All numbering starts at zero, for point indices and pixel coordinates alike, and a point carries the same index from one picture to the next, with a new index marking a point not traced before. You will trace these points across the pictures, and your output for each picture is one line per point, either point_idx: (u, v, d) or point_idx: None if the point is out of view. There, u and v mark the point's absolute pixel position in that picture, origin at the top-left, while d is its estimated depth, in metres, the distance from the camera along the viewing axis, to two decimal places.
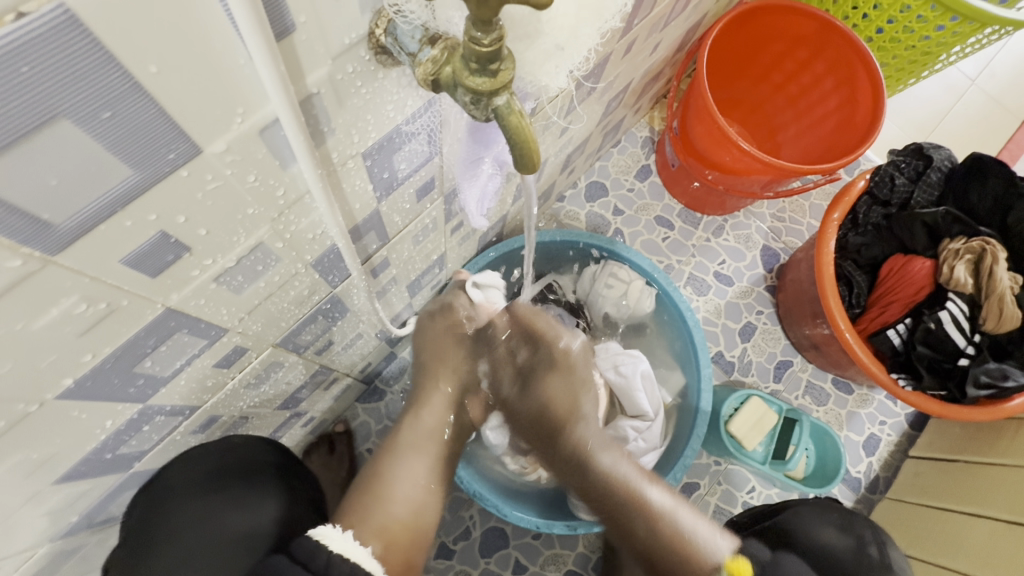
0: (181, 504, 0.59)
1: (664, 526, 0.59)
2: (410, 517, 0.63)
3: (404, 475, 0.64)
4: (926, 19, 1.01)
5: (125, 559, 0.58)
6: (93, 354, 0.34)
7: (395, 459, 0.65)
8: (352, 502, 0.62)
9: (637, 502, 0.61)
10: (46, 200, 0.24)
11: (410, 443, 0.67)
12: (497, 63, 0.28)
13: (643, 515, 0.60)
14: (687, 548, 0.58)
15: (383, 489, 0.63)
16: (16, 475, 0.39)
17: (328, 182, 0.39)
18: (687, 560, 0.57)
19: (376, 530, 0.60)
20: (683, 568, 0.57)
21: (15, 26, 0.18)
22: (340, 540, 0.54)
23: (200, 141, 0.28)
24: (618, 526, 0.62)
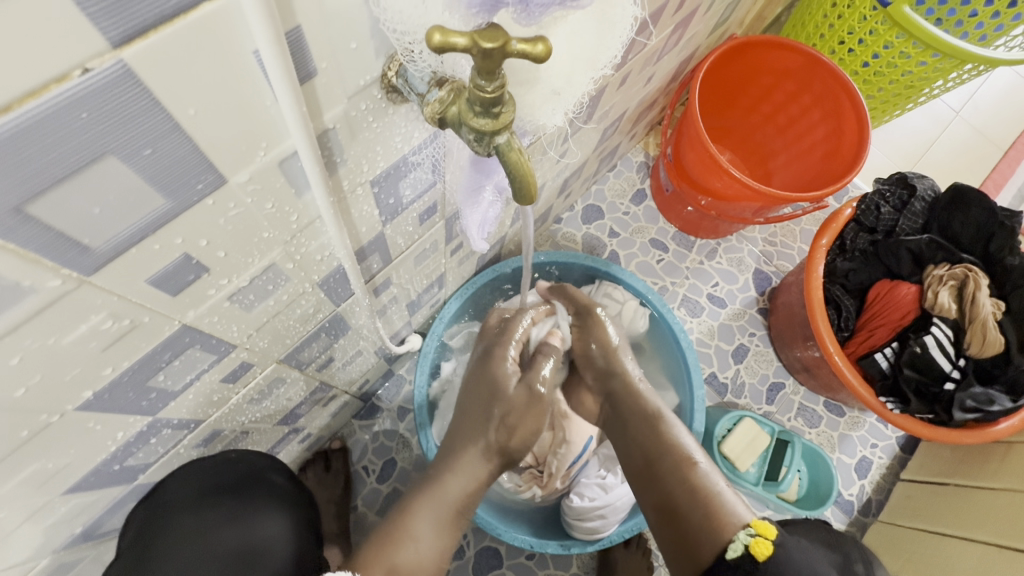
0: (180, 518, 0.59)
1: (701, 479, 0.61)
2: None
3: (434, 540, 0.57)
4: (908, 55, 1.06)
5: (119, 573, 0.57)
6: (113, 367, 0.36)
7: (424, 521, 0.58)
8: (372, 552, 0.56)
9: (680, 450, 0.63)
10: (86, 226, 0.26)
11: (439, 509, 0.59)
12: (499, 106, 0.31)
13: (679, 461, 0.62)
14: (713, 502, 0.59)
15: (407, 552, 0.56)
16: (28, 486, 0.40)
17: (338, 207, 0.42)
18: (713, 514, 0.58)
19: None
20: (707, 522, 0.58)
21: (80, 79, 0.21)
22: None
23: (226, 172, 0.30)
24: (648, 467, 0.64)
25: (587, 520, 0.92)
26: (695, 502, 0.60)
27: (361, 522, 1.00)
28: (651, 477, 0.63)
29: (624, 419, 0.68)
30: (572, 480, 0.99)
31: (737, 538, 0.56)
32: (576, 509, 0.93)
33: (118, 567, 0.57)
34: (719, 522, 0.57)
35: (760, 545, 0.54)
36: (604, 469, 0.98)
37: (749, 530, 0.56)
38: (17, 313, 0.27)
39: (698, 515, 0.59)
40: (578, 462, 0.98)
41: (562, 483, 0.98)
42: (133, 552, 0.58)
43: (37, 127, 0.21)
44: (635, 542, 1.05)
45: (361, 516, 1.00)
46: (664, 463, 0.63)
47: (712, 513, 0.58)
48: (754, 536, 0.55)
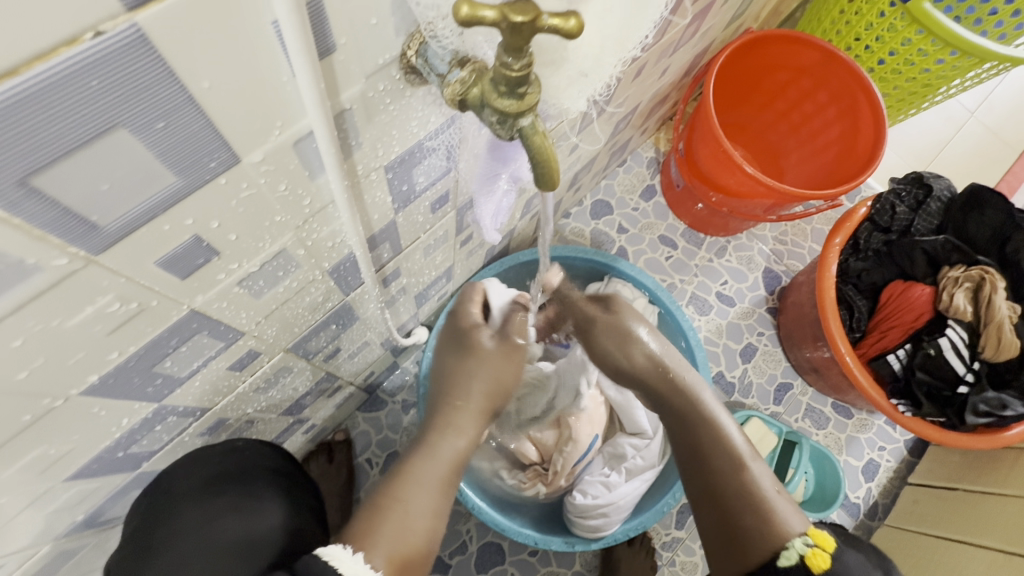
0: (183, 508, 0.58)
1: (752, 482, 0.57)
2: (426, 543, 0.54)
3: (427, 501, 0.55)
4: (927, 53, 1.04)
5: (125, 560, 0.57)
6: (119, 352, 0.35)
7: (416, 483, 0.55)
8: (366, 518, 0.53)
9: (733, 450, 0.58)
10: (95, 203, 0.25)
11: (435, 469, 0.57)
12: (524, 86, 0.29)
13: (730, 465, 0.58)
14: (767, 508, 0.56)
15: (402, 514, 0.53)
16: (31, 472, 0.39)
17: (351, 193, 0.41)
18: (766, 518, 0.56)
19: (392, 553, 0.51)
20: (759, 524, 0.56)
21: (91, 43, 0.19)
22: (352, 563, 0.48)
23: (240, 151, 0.29)
24: (698, 465, 0.60)
25: (590, 518, 0.92)
26: (745, 504, 0.57)
27: None
28: (700, 473, 0.60)
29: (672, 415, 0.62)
30: (577, 478, 0.98)
31: (790, 546, 0.53)
32: (580, 507, 0.93)
33: (124, 552, 0.57)
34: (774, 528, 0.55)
35: (817, 557, 0.52)
36: (609, 467, 0.97)
37: (805, 539, 0.54)
38: (19, 294, 0.26)
39: (750, 519, 0.56)
40: (584, 460, 0.98)
41: (567, 480, 0.97)
42: (139, 539, 0.58)
43: (44, 94, 0.20)
44: (639, 541, 1.04)
45: None
46: (713, 463, 0.59)
47: (766, 521, 0.55)
48: (812, 547, 0.53)
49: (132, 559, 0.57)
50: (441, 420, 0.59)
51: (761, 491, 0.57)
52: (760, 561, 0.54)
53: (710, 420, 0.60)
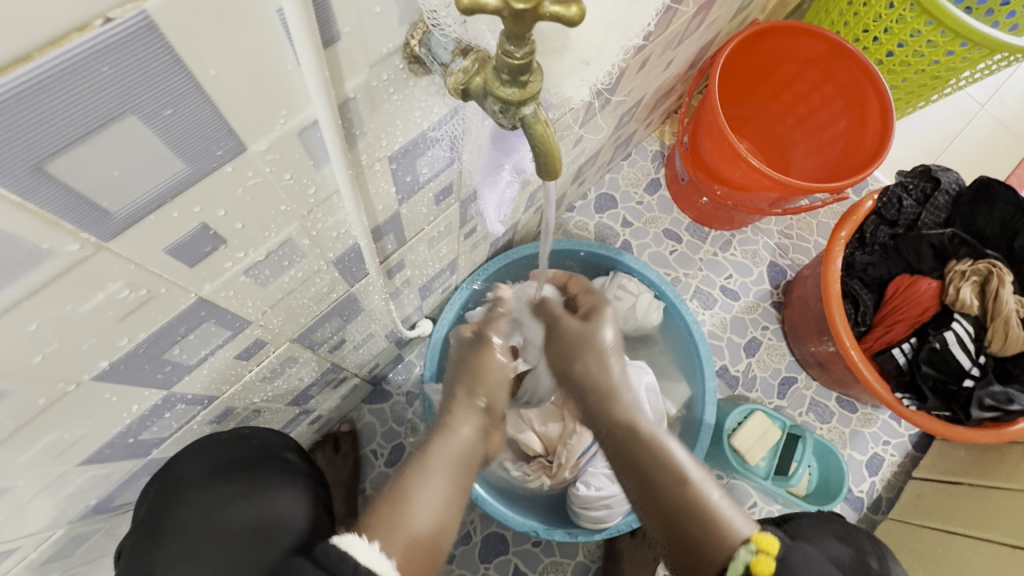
0: (193, 494, 0.59)
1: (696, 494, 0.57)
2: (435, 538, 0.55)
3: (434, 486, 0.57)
4: (936, 44, 1.03)
5: (135, 543, 0.59)
6: (129, 339, 0.36)
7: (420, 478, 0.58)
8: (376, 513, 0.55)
9: (674, 465, 0.58)
10: (105, 189, 0.25)
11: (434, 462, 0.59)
12: (527, 74, 0.30)
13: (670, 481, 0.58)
14: (712, 516, 0.55)
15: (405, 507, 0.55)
16: (44, 457, 0.40)
17: (356, 184, 0.41)
18: (713, 527, 0.54)
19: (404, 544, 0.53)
20: (709, 536, 0.54)
21: (101, 29, 0.20)
22: (366, 551, 0.50)
23: (246, 139, 0.30)
24: (646, 489, 0.59)
25: (592, 510, 0.92)
26: (691, 517, 0.56)
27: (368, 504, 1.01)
28: (646, 494, 0.59)
29: (614, 444, 0.63)
30: (580, 470, 0.99)
31: (736, 555, 0.52)
32: (582, 498, 0.93)
33: (136, 537, 0.59)
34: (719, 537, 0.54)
35: (762, 563, 0.51)
36: None
37: (749, 546, 0.53)
38: (33, 279, 0.26)
39: (699, 527, 0.55)
40: (588, 452, 0.98)
41: (572, 473, 0.98)
42: (151, 524, 0.59)
43: (55, 82, 0.20)
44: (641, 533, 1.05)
45: (369, 499, 1.01)
46: (656, 480, 0.58)
47: (714, 530, 0.54)
48: (755, 554, 0.52)
49: (142, 542, 0.58)
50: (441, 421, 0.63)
51: (707, 499, 0.56)
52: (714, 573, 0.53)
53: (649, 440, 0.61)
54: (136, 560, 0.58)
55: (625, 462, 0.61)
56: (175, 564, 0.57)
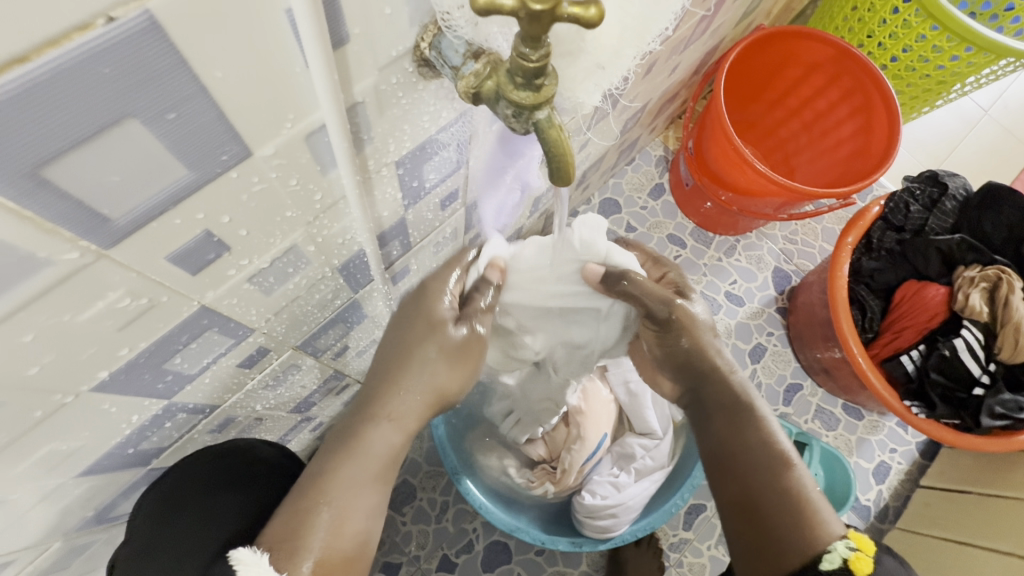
0: (187, 507, 0.58)
1: (795, 484, 0.55)
2: (358, 549, 0.48)
3: (364, 491, 0.49)
4: (941, 49, 1.02)
5: (126, 559, 0.57)
6: (129, 349, 0.35)
7: (354, 475, 0.48)
8: (287, 516, 0.47)
9: (776, 450, 0.56)
10: (105, 196, 0.25)
11: (361, 457, 0.49)
12: (541, 78, 0.29)
13: (770, 461, 0.56)
14: (806, 511, 0.53)
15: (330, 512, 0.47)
16: (40, 469, 0.39)
17: (362, 192, 0.40)
18: (804, 522, 0.52)
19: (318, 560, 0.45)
20: (799, 527, 0.52)
21: (103, 28, 0.19)
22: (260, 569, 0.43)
23: (252, 144, 0.29)
24: (733, 465, 0.57)
25: (598, 519, 0.91)
26: (782, 508, 0.53)
27: None
28: (735, 474, 0.57)
29: (712, 415, 0.60)
30: (584, 478, 0.97)
31: (832, 549, 0.50)
32: (589, 507, 0.92)
33: (126, 551, 0.57)
34: (813, 529, 0.52)
35: (860, 561, 0.49)
36: (618, 467, 0.98)
37: (847, 542, 0.51)
38: (31, 287, 0.25)
39: (784, 520, 0.53)
40: (593, 459, 0.96)
41: (576, 480, 0.94)
42: (144, 537, 0.57)
43: (56, 81, 0.19)
44: (646, 542, 1.06)
45: None
46: (752, 467, 0.56)
47: (803, 533, 0.52)
48: (854, 550, 0.50)
49: (133, 558, 0.57)
50: (379, 408, 0.52)
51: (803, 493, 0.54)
52: (793, 567, 0.51)
53: (758, 420, 0.58)
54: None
55: (716, 428, 0.60)
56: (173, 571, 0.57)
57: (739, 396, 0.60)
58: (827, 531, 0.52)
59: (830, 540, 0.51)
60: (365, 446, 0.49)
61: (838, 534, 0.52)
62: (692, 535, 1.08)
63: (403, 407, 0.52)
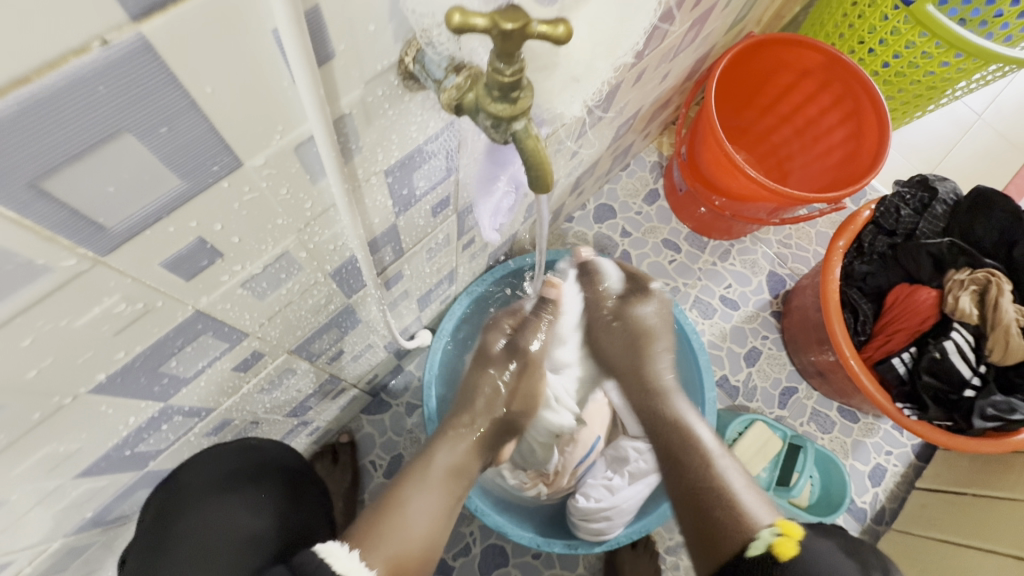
0: (202, 501, 0.60)
1: (720, 476, 0.63)
2: (425, 551, 0.62)
3: (423, 501, 0.65)
4: (931, 55, 1.04)
5: (141, 551, 0.58)
6: (125, 352, 0.36)
7: (418, 491, 0.65)
8: (367, 522, 0.61)
9: (699, 448, 0.66)
10: (101, 205, 0.26)
11: (426, 476, 0.67)
12: (517, 91, 0.30)
13: (701, 462, 0.65)
14: (735, 505, 0.60)
15: (401, 518, 0.62)
16: (40, 470, 0.40)
17: (350, 201, 0.42)
18: (733, 516, 0.59)
19: (391, 557, 0.59)
20: (729, 521, 0.59)
21: (98, 51, 0.20)
22: (346, 561, 0.56)
23: (242, 154, 0.30)
24: (673, 464, 0.66)
25: (592, 522, 0.92)
26: (715, 497, 0.61)
27: None
28: (674, 471, 0.66)
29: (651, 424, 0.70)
30: (578, 480, 1.01)
31: (760, 536, 0.56)
32: (582, 510, 0.93)
33: (141, 544, 0.58)
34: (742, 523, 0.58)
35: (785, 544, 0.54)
36: (611, 470, 0.99)
37: (773, 529, 0.56)
38: (31, 292, 0.27)
39: (717, 509, 0.61)
40: (585, 461, 1.00)
41: (569, 481, 0.99)
42: (158, 530, 0.58)
43: (55, 100, 0.21)
44: (642, 544, 1.06)
45: None
46: (687, 465, 0.65)
47: (734, 519, 0.59)
48: (778, 535, 0.55)
49: (147, 551, 0.58)
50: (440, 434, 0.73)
51: (732, 488, 0.62)
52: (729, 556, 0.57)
53: (681, 423, 0.68)
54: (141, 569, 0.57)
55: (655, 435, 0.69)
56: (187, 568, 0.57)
57: (667, 410, 0.69)
58: (756, 521, 0.58)
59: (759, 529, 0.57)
60: (431, 469, 0.68)
61: (767, 523, 0.58)
62: None
63: (458, 436, 0.72)
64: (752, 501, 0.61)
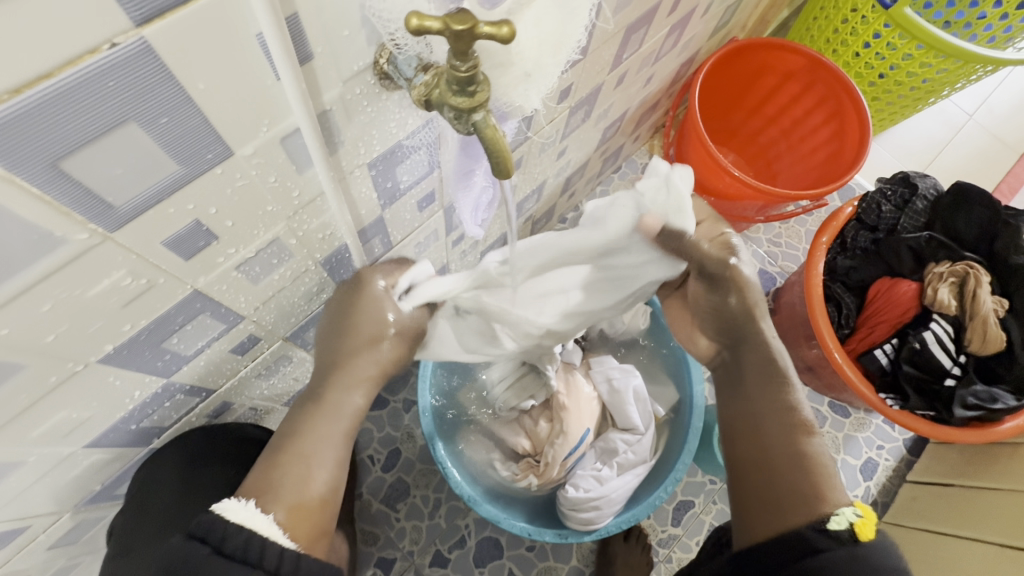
0: (173, 482, 0.63)
1: (810, 449, 0.55)
2: (330, 495, 0.53)
3: (326, 450, 0.53)
4: (912, 57, 1.07)
5: (124, 523, 0.62)
6: (131, 325, 0.40)
7: (341, 391, 0.55)
8: (265, 467, 0.52)
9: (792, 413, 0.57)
10: (110, 185, 0.30)
11: (323, 421, 0.54)
12: (474, 85, 0.34)
13: (786, 424, 0.56)
14: (818, 475, 0.53)
15: (301, 464, 0.51)
16: (54, 435, 0.44)
17: (334, 193, 0.46)
18: (814, 485, 0.52)
19: (293, 505, 0.50)
20: (806, 486, 0.52)
21: (107, 52, 0.24)
22: (242, 511, 0.47)
23: (233, 144, 0.34)
24: (752, 424, 0.58)
25: (581, 512, 0.94)
26: (796, 465, 0.54)
27: (365, 509, 1.07)
28: (751, 434, 0.58)
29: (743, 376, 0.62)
30: (568, 472, 1.00)
31: (840, 512, 0.48)
32: (570, 500, 0.95)
33: (125, 517, 0.62)
34: (820, 493, 0.51)
35: (864, 526, 0.47)
36: (601, 462, 1.00)
37: (853, 509, 0.48)
38: (48, 263, 0.31)
39: (792, 480, 0.53)
40: (575, 454, 0.99)
41: (560, 473, 0.99)
42: (138, 505, 0.62)
43: (72, 92, 0.25)
44: (634, 537, 1.08)
45: (365, 503, 1.08)
46: (769, 433, 0.57)
47: (809, 494, 0.51)
48: (861, 516, 0.47)
49: (130, 522, 0.62)
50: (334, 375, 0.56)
51: (813, 461, 0.54)
52: (799, 520, 0.50)
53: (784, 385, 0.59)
54: (122, 538, 0.62)
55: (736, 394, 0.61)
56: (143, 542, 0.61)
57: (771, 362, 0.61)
58: (836, 497, 0.51)
59: (834, 505, 0.50)
60: (334, 403, 0.54)
61: (846, 502, 0.50)
62: (680, 531, 1.11)
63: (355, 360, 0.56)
64: (835, 479, 0.53)
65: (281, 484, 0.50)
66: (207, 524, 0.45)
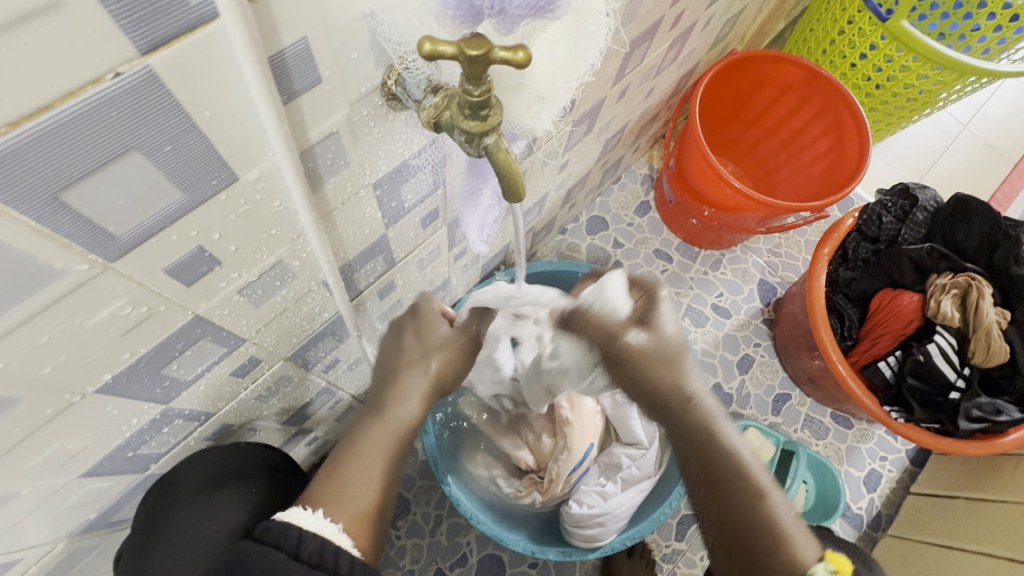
0: (186, 501, 0.61)
1: (774, 511, 0.57)
2: (382, 501, 0.57)
3: (379, 461, 0.57)
4: (908, 69, 1.08)
5: (133, 546, 0.61)
6: (130, 353, 0.39)
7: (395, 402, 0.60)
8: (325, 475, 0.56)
9: (752, 480, 0.58)
10: (112, 215, 0.29)
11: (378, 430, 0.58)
12: (486, 109, 0.33)
13: (750, 490, 0.58)
14: (783, 538, 0.57)
15: (357, 472, 0.56)
16: (49, 466, 0.42)
17: (321, 223, 0.44)
18: (781, 551, 0.56)
19: (353, 510, 0.54)
20: (775, 553, 0.56)
21: (111, 82, 0.24)
22: (312, 520, 0.50)
23: (238, 170, 0.33)
24: (717, 491, 0.59)
25: (585, 528, 0.93)
26: (763, 533, 0.57)
27: None
28: (717, 501, 0.60)
29: (697, 439, 0.60)
30: (572, 487, 1.00)
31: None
32: (574, 515, 0.94)
33: (133, 541, 0.61)
34: (791, 559, 0.56)
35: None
36: (604, 477, 1.00)
37: (825, 567, 0.55)
38: (46, 295, 0.30)
39: (764, 546, 0.57)
40: (579, 470, 0.99)
41: (564, 489, 0.98)
42: (146, 526, 0.60)
43: (73, 122, 0.24)
44: (638, 552, 1.07)
45: None
46: (735, 499, 0.58)
47: (783, 558, 0.56)
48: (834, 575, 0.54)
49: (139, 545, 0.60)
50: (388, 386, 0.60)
51: (781, 522, 0.57)
52: None
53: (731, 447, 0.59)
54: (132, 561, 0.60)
55: (699, 457, 0.60)
56: (169, 564, 0.60)
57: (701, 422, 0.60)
58: (804, 558, 0.56)
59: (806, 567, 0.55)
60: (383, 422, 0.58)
61: (815, 558, 0.56)
62: (684, 546, 1.09)
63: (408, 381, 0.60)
64: (798, 532, 0.58)
65: (344, 490, 0.55)
66: (279, 531, 0.47)
